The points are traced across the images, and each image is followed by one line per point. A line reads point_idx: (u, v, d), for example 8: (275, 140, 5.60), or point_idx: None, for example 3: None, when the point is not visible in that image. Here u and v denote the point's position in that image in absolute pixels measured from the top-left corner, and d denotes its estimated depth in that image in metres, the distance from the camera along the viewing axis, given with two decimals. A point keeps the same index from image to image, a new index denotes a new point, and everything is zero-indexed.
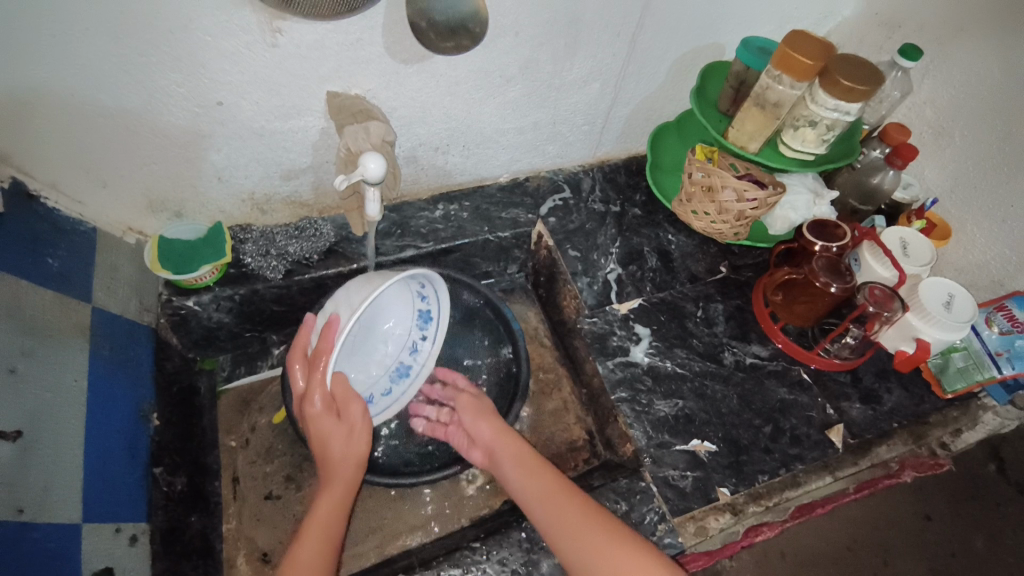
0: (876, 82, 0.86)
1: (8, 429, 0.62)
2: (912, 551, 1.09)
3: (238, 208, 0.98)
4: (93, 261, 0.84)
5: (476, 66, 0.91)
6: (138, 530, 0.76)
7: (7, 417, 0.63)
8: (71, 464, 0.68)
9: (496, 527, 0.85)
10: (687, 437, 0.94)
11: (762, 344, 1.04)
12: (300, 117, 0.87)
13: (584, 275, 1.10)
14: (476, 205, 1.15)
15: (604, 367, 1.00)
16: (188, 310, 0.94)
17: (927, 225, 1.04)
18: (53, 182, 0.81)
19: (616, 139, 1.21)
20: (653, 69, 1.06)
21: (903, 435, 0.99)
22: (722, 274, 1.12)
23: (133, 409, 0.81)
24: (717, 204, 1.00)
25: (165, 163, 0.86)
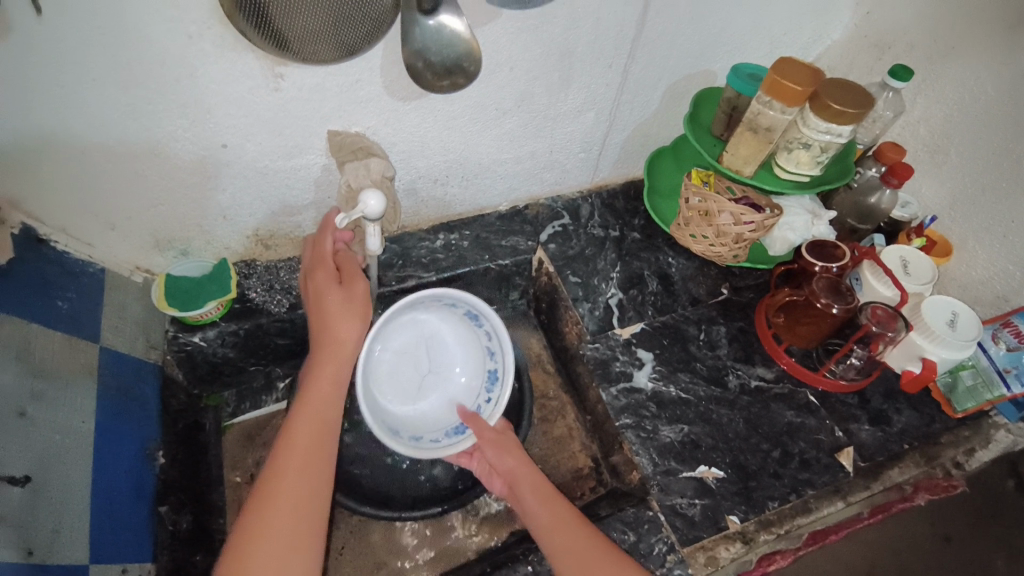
0: (866, 106, 0.88)
1: (18, 475, 0.64)
2: None
3: (242, 245, 1.00)
4: (102, 302, 0.86)
5: (472, 100, 0.94)
6: (144, 569, 0.75)
7: (18, 463, 0.64)
8: (78, 505, 0.69)
9: (503, 560, 0.84)
10: (694, 463, 0.93)
11: (766, 366, 1.04)
12: (302, 156, 0.90)
13: (585, 300, 1.10)
14: (476, 234, 1.17)
15: (608, 393, 1.00)
16: (194, 345, 0.96)
17: (927, 242, 1.05)
18: (63, 227, 0.83)
19: (613, 165, 1.23)
20: (647, 97, 1.09)
21: (914, 457, 0.97)
22: (723, 296, 1.12)
23: (139, 448, 0.82)
24: (714, 228, 1.01)
25: (172, 204, 0.88)
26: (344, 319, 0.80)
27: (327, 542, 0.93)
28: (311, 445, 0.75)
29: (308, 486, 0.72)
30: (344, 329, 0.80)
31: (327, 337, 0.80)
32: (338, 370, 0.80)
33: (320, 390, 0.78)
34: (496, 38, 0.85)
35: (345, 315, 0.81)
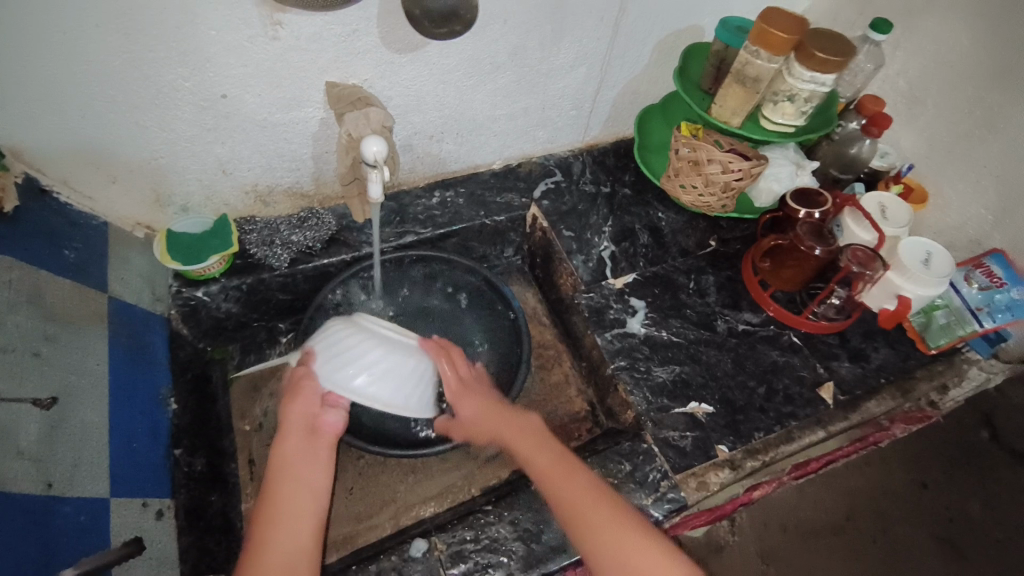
0: (849, 55, 0.92)
1: (43, 396, 0.67)
2: (913, 517, 1.13)
3: (242, 201, 1.01)
4: (107, 253, 0.88)
5: (467, 54, 0.95)
6: (164, 505, 0.79)
7: (42, 384, 0.68)
8: (98, 443, 0.71)
9: (506, 491, 0.89)
10: (685, 400, 0.98)
11: (753, 311, 1.08)
12: (299, 109, 0.91)
13: (579, 253, 1.13)
14: (471, 191, 1.19)
15: (602, 339, 1.04)
16: (198, 300, 0.98)
17: (904, 189, 1.09)
18: (65, 179, 0.84)
19: (604, 122, 1.25)
20: (636, 52, 1.11)
21: (891, 390, 1.02)
22: (711, 247, 1.17)
23: (153, 394, 0.84)
24: (703, 177, 1.04)
25: (172, 157, 0.89)
26: (291, 401, 0.81)
27: (337, 482, 0.97)
28: (290, 514, 0.72)
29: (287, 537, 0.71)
30: (294, 412, 0.80)
31: (286, 420, 0.80)
32: (310, 443, 0.79)
33: (292, 464, 0.77)
34: None
35: (291, 399, 0.81)
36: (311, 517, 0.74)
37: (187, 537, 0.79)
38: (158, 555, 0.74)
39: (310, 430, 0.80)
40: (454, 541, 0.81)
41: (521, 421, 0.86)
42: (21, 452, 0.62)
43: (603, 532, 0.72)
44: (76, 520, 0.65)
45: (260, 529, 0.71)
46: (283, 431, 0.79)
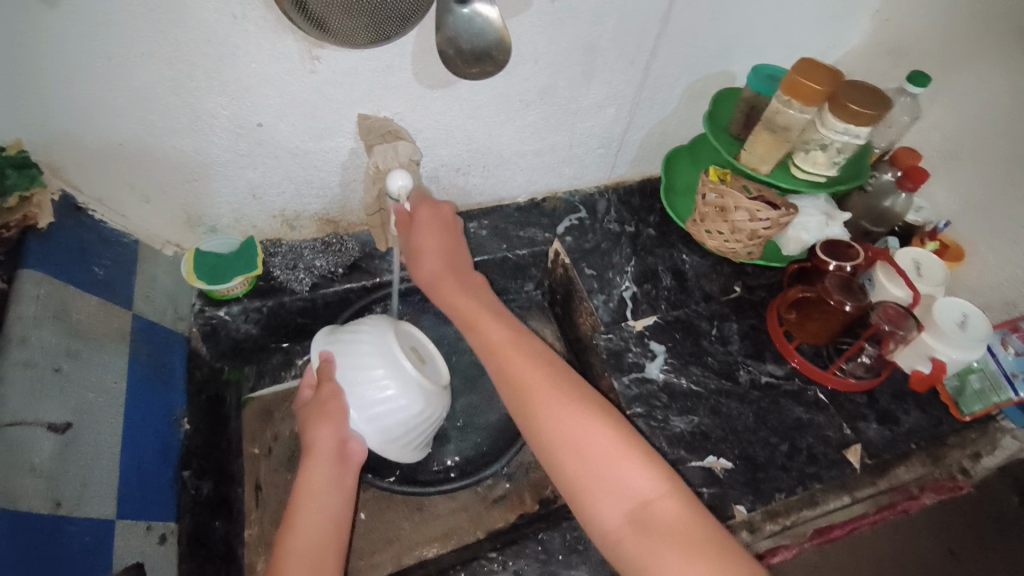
0: (884, 108, 0.89)
1: (58, 421, 0.67)
2: None
3: (269, 224, 1.03)
4: (135, 271, 0.89)
5: (498, 91, 0.96)
6: (167, 529, 0.78)
7: (53, 412, 0.67)
8: (108, 462, 0.71)
9: (513, 538, 0.86)
10: (703, 453, 0.94)
11: (777, 363, 1.05)
12: (331, 139, 0.92)
13: (600, 292, 1.12)
14: (494, 224, 1.19)
15: (620, 383, 1.01)
16: (219, 320, 0.98)
17: (939, 246, 1.06)
18: (100, 197, 0.86)
19: (630, 162, 1.25)
20: (666, 96, 1.11)
21: (920, 457, 1.00)
22: (736, 293, 1.14)
23: (167, 413, 0.85)
24: (729, 224, 1.03)
25: (205, 180, 0.91)
26: (319, 425, 0.82)
27: None
28: (316, 535, 0.73)
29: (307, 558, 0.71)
30: (322, 440, 0.81)
31: (314, 444, 0.81)
32: (337, 469, 0.80)
33: (319, 488, 0.77)
34: (523, 30, 0.88)
35: (319, 422, 0.83)
36: (333, 538, 0.74)
37: (187, 563, 0.78)
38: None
39: (336, 458, 0.81)
40: None
41: (477, 298, 0.88)
42: (35, 468, 0.62)
43: (555, 418, 0.75)
44: (82, 539, 0.65)
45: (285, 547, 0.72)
46: (309, 455, 0.80)
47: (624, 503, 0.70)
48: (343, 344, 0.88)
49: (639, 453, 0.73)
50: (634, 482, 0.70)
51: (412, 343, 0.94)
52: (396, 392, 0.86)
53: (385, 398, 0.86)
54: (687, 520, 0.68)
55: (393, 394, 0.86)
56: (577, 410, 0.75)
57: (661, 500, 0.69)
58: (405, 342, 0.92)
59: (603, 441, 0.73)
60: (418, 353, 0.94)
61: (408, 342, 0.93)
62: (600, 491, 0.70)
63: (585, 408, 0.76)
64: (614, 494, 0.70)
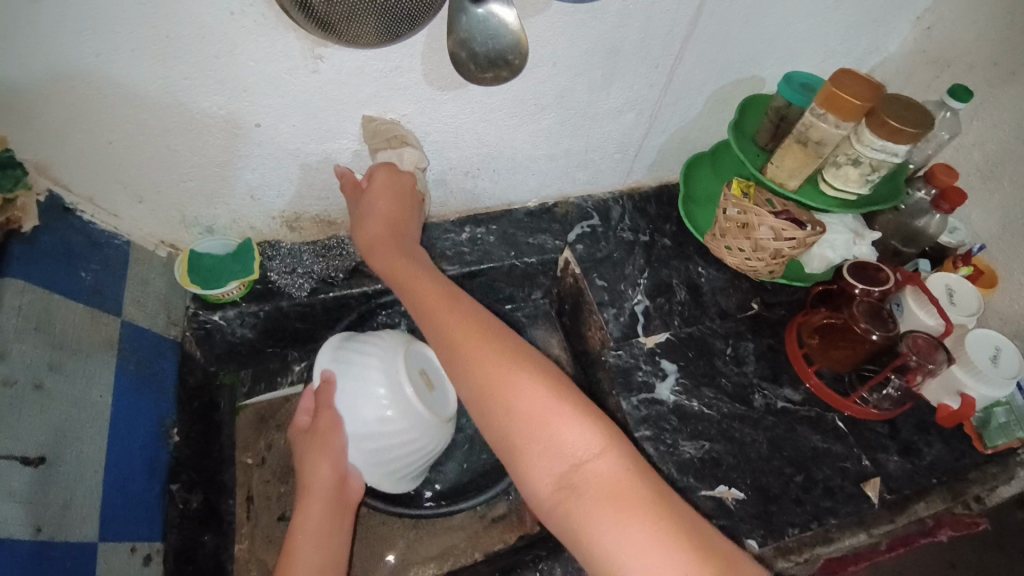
0: (926, 126, 0.83)
1: (31, 455, 0.62)
2: None
3: (268, 226, 0.98)
4: (125, 275, 0.85)
5: (512, 94, 0.91)
6: (153, 549, 0.75)
7: (31, 440, 0.63)
8: (93, 483, 0.68)
9: (512, 566, 0.83)
10: (713, 482, 0.90)
11: (794, 387, 1.00)
12: (334, 141, 0.87)
13: (610, 306, 1.07)
14: (503, 229, 1.14)
15: (628, 403, 0.97)
16: (213, 324, 0.95)
17: (973, 272, 1.00)
18: (90, 196, 0.82)
19: (648, 167, 1.19)
20: (689, 101, 1.05)
21: (942, 492, 0.93)
22: (753, 311, 1.09)
23: (155, 426, 0.81)
24: (752, 242, 0.97)
25: (200, 180, 0.87)
26: (316, 457, 0.81)
27: None
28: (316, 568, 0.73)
29: None
30: (319, 474, 0.80)
31: (310, 477, 0.80)
32: (332, 499, 0.80)
33: (315, 528, 0.77)
34: (541, 31, 0.82)
35: (316, 458, 0.81)
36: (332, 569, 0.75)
37: None
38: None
39: (333, 490, 0.80)
40: None
41: (414, 261, 0.82)
42: (14, 494, 0.59)
43: (484, 366, 0.67)
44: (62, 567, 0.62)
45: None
46: (306, 488, 0.80)
47: (557, 465, 0.62)
48: (343, 366, 0.85)
49: (568, 402, 0.64)
50: (569, 442, 0.62)
51: (422, 365, 0.90)
52: (395, 424, 0.83)
53: (383, 429, 0.83)
54: (625, 479, 0.60)
55: (392, 424, 0.83)
56: (497, 353, 0.68)
57: (596, 462, 0.61)
58: (413, 366, 0.88)
59: (531, 389, 0.64)
60: (427, 377, 0.90)
61: (417, 366, 0.89)
62: (535, 450, 0.63)
63: (505, 353, 0.68)
64: (550, 454, 0.62)
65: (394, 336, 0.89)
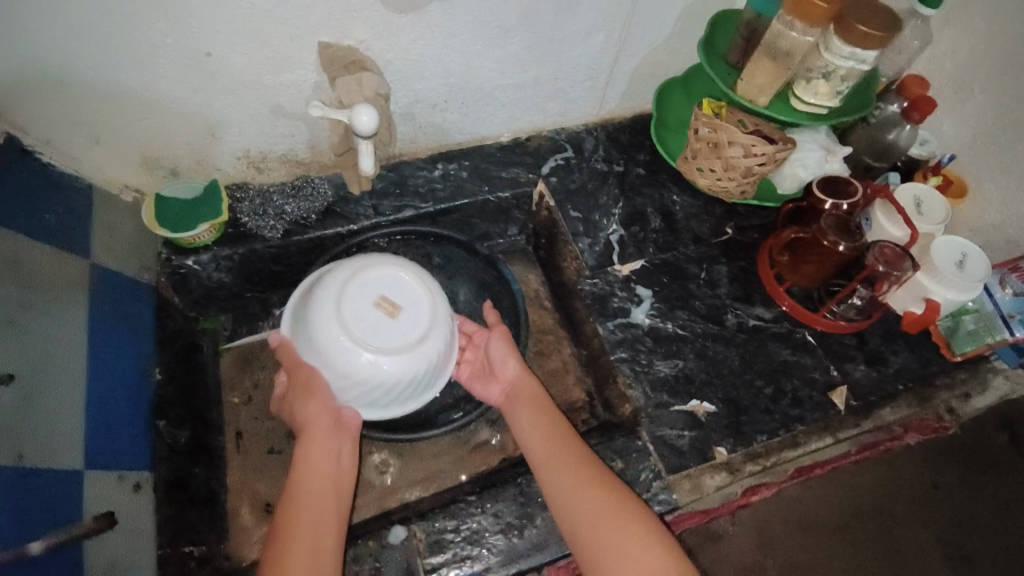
0: (894, 29, 0.82)
1: (9, 374, 0.64)
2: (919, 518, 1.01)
3: (234, 167, 0.97)
4: (92, 218, 0.85)
5: (474, 15, 0.88)
6: (143, 478, 0.78)
7: (8, 364, 0.64)
8: (73, 415, 0.70)
9: (492, 481, 0.86)
10: (686, 397, 0.93)
11: (766, 306, 1.02)
12: (293, 71, 0.85)
13: (585, 236, 1.08)
14: (475, 164, 1.13)
15: (604, 328, 0.99)
16: (187, 269, 0.96)
17: (943, 182, 0.99)
18: (48, 139, 0.80)
19: (621, 95, 1.17)
20: (659, 19, 1.02)
21: (908, 398, 0.97)
22: (727, 235, 1.09)
23: (136, 365, 0.83)
24: (723, 161, 0.97)
25: (158, 119, 0.85)
26: (316, 406, 0.82)
27: None
28: (317, 514, 0.74)
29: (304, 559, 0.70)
30: (315, 420, 0.81)
31: (315, 424, 0.81)
32: (332, 443, 0.81)
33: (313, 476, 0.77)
34: None
35: (305, 402, 0.83)
36: (335, 516, 0.76)
37: (166, 510, 0.79)
38: (140, 528, 0.74)
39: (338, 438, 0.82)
40: (434, 530, 0.79)
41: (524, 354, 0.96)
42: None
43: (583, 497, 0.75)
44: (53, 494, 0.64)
45: (290, 529, 0.72)
46: (310, 436, 0.81)
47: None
48: (306, 313, 0.86)
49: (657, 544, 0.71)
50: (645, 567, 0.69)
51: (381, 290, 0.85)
52: (355, 359, 0.82)
53: (348, 368, 0.83)
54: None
55: (356, 363, 0.82)
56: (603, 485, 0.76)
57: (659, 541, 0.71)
58: (367, 296, 0.85)
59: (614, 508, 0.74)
60: (388, 304, 0.85)
61: (371, 295, 0.85)
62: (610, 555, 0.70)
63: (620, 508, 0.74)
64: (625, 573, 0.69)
65: (351, 267, 0.87)
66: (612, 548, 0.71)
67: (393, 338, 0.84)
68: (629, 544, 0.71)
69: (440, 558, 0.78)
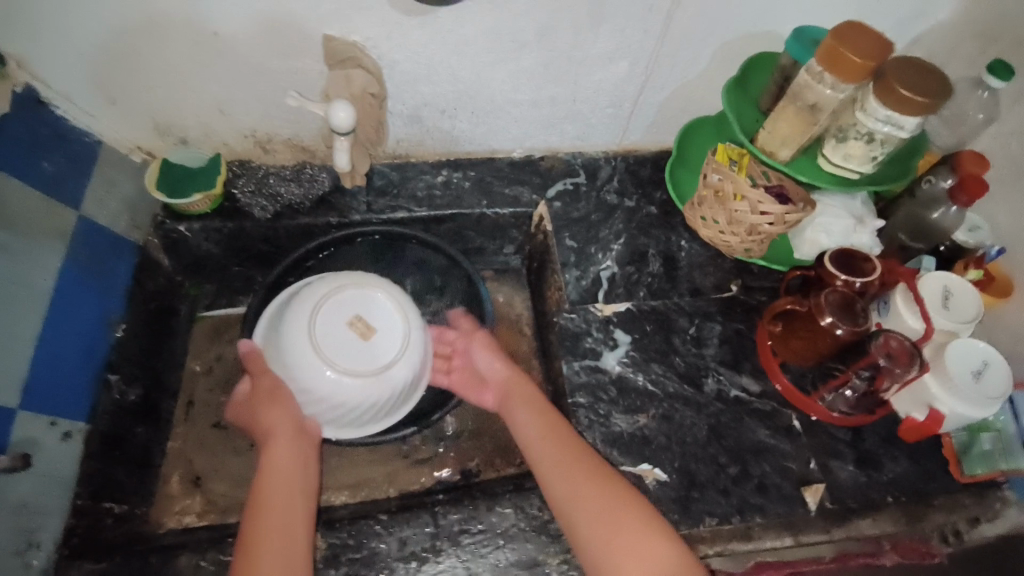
0: (942, 95, 0.72)
1: None
2: None
3: (239, 144, 1.00)
4: (91, 172, 0.89)
5: (486, 27, 0.86)
6: (75, 427, 0.80)
7: None
8: (19, 356, 0.73)
9: (412, 504, 0.82)
10: (638, 459, 0.85)
11: (753, 377, 0.92)
12: (297, 60, 0.87)
13: (574, 267, 1.02)
14: (480, 176, 1.10)
15: (569, 367, 0.93)
16: (179, 234, 0.99)
17: (983, 278, 0.88)
18: (65, 93, 0.85)
19: (645, 128, 1.10)
20: (690, 53, 0.95)
21: (896, 513, 0.84)
22: (729, 292, 1.00)
23: (99, 318, 0.86)
24: (728, 213, 0.89)
25: (168, 87, 0.89)
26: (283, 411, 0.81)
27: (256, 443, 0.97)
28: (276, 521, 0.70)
29: (286, 523, 0.70)
30: (286, 431, 0.79)
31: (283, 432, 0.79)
32: (297, 448, 0.79)
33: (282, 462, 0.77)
34: None
35: (269, 407, 0.82)
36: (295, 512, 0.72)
37: (93, 461, 0.81)
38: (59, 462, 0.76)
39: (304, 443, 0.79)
40: (336, 542, 0.76)
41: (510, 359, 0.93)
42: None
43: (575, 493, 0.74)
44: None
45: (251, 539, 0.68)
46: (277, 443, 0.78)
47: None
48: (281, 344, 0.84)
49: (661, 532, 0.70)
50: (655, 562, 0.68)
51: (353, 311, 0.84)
52: (342, 384, 0.82)
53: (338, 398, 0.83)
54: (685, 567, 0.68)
55: (353, 385, 0.82)
56: (591, 474, 0.75)
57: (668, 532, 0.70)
58: (340, 317, 0.84)
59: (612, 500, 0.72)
60: (360, 324, 0.84)
61: (340, 321, 0.83)
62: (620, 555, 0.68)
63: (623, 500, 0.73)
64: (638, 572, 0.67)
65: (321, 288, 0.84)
66: (624, 560, 0.68)
67: (371, 357, 0.83)
68: (649, 562, 0.67)
69: (332, 572, 0.75)
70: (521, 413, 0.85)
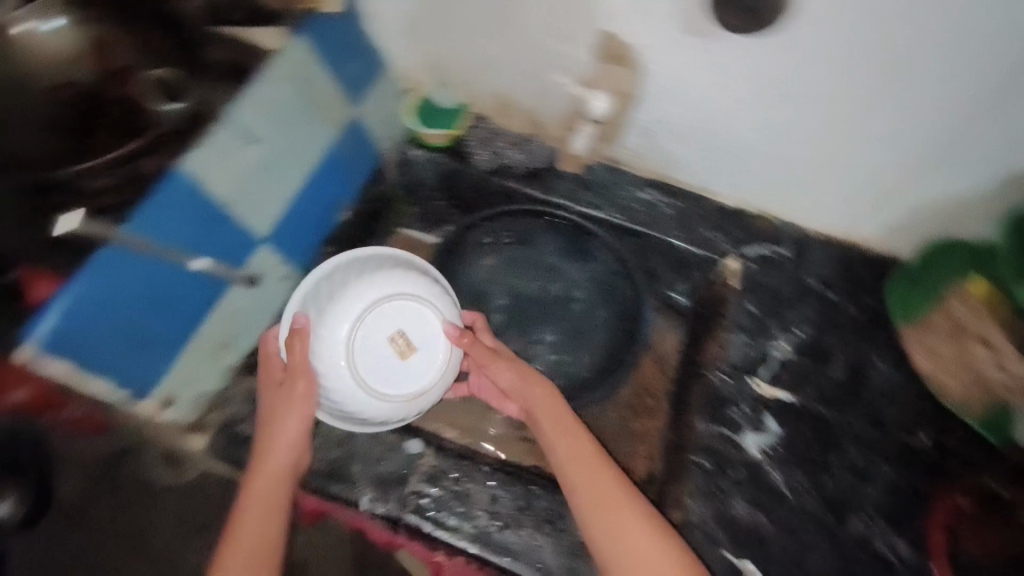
0: None
1: (263, 155, 0.84)
2: None
3: (486, 101, 1.10)
4: (374, 84, 1.04)
5: (757, 67, 0.84)
6: (288, 271, 0.99)
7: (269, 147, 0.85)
8: (280, 204, 0.91)
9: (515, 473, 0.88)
10: (744, 553, 0.80)
11: (908, 541, 0.81)
12: (570, 45, 0.92)
13: (748, 333, 0.96)
14: (684, 209, 1.08)
15: (702, 428, 0.89)
16: (411, 157, 1.12)
17: None
18: (381, 14, 1.00)
19: (882, 224, 0.99)
20: (975, 164, 0.84)
21: None
22: (916, 439, 0.88)
23: (336, 198, 1.04)
24: (962, 355, 0.84)
25: (456, 36, 1.01)
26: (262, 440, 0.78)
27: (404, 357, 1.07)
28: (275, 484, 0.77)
29: (248, 563, 0.72)
30: (275, 460, 0.78)
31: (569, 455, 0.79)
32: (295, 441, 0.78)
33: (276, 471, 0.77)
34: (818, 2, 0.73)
35: (284, 411, 0.79)
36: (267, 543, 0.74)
37: None
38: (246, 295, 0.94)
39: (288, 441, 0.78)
40: (443, 472, 0.84)
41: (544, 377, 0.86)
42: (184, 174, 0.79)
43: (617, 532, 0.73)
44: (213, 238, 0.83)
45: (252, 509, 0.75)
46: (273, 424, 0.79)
47: None
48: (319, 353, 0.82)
49: None
50: None
51: (365, 386, 0.81)
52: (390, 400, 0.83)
53: (352, 410, 0.82)
54: None
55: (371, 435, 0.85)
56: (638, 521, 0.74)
57: None
58: (383, 326, 0.83)
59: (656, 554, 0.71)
60: (404, 342, 0.83)
61: (385, 341, 0.82)
62: None
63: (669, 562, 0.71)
64: None
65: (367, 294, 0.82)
66: None
67: (407, 379, 0.83)
68: None
69: (432, 495, 0.83)
70: (548, 430, 0.82)
